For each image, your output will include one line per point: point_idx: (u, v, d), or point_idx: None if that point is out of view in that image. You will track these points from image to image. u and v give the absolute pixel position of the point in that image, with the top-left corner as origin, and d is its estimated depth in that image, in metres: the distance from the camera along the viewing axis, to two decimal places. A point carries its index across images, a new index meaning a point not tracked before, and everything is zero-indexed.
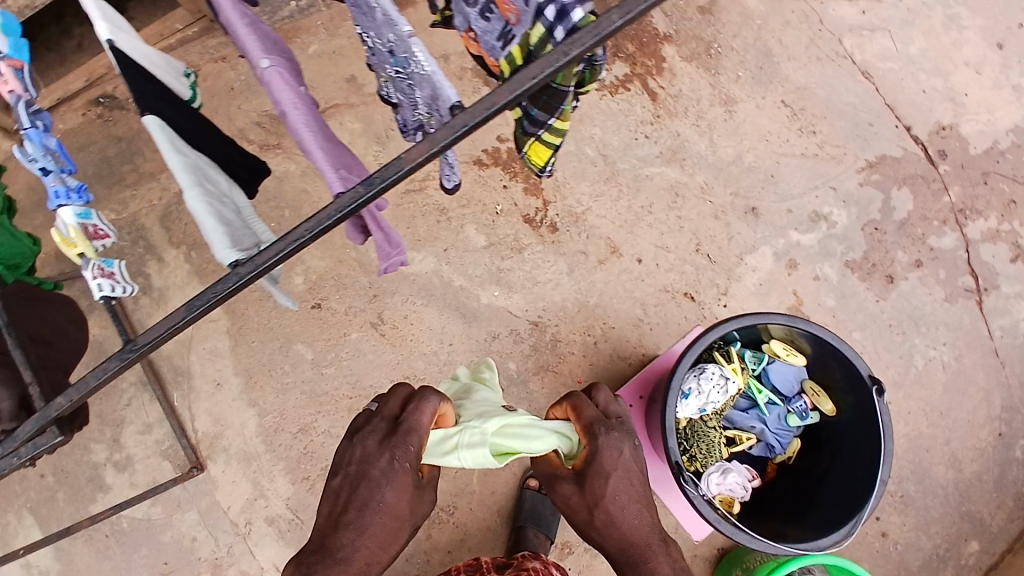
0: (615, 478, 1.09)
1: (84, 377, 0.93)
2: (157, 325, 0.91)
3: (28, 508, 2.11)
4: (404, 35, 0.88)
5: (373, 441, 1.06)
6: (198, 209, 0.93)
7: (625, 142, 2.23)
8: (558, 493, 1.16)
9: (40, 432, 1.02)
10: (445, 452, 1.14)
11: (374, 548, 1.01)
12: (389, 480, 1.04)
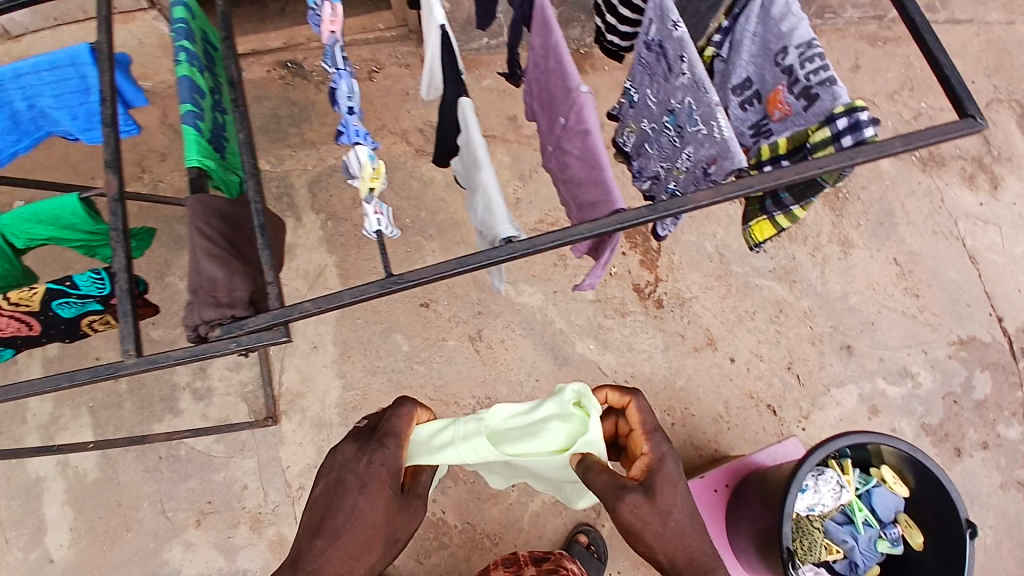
0: (672, 488, 1.18)
1: (342, 291, 1.02)
2: (429, 267, 1.02)
3: (92, 407, 2.15)
4: (712, 103, 1.03)
5: (350, 448, 1.17)
6: (489, 184, 1.06)
7: (744, 249, 2.32)
8: (628, 504, 1.14)
9: (270, 327, 1.05)
10: (449, 442, 1.24)
11: (347, 558, 1.13)
12: (363, 488, 1.14)
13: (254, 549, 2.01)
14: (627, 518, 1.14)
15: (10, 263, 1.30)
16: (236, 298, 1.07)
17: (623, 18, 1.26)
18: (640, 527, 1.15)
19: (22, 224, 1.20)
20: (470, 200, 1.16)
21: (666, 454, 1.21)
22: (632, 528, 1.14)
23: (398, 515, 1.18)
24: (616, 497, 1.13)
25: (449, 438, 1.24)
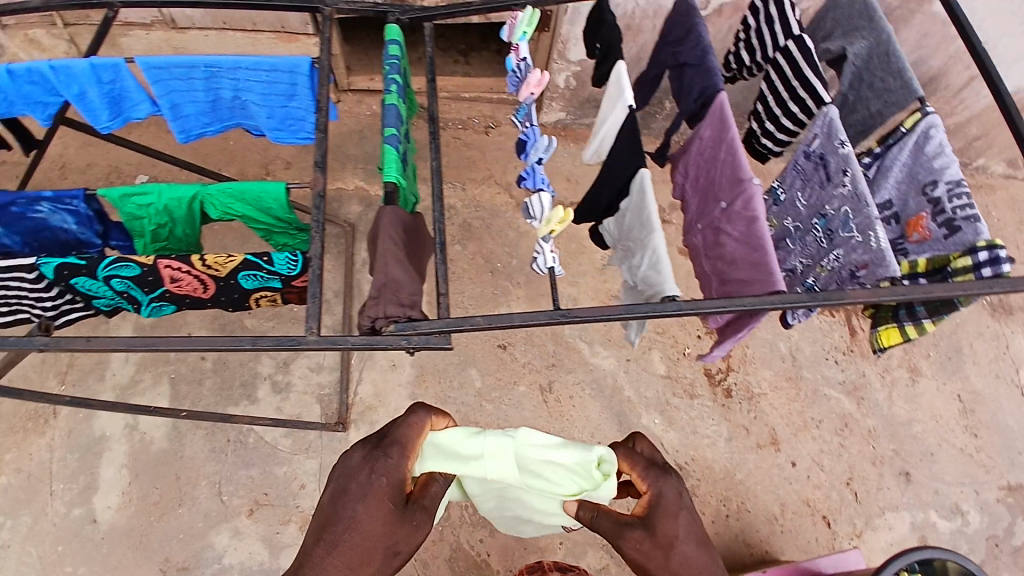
0: (673, 520, 1.22)
1: (515, 314, 1.17)
2: (597, 309, 1.15)
3: (171, 378, 2.24)
4: (870, 217, 1.18)
5: (358, 455, 1.18)
6: (659, 249, 1.17)
7: (817, 356, 2.41)
8: (628, 543, 1.22)
9: (441, 333, 1.21)
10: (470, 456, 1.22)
11: (345, 569, 1.12)
12: (363, 498, 1.14)
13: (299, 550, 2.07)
14: (631, 554, 1.22)
15: (191, 230, 1.41)
16: (415, 301, 1.25)
17: (782, 127, 1.45)
18: (645, 562, 1.22)
19: (226, 198, 1.32)
20: (630, 260, 1.29)
21: (666, 489, 1.23)
22: (637, 562, 1.22)
23: (400, 527, 1.16)
24: (619, 537, 1.22)
25: (471, 451, 1.22)
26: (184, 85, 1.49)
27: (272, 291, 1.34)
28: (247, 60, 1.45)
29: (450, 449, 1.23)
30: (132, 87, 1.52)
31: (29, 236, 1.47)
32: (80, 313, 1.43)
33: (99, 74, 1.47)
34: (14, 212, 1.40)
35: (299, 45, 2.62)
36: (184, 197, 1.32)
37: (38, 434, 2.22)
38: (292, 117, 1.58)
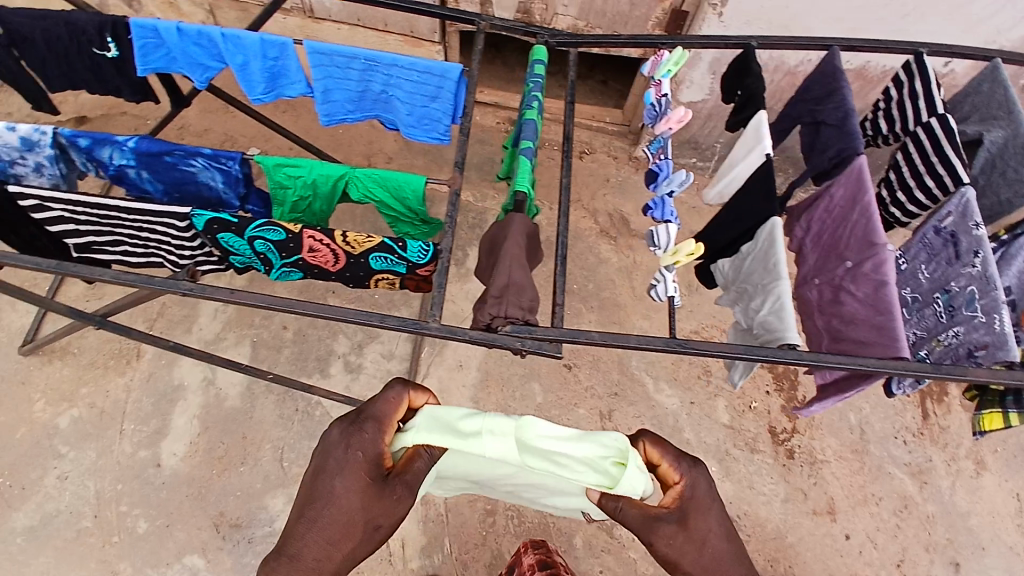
0: (704, 514, 1.14)
1: (632, 336, 1.19)
2: (714, 344, 1.18)
3: (253, 341, 2.37)
4: (998, 300, 1.21)
5: (336, 430, 1.14)
6: (786, 299, 1.22)
7: (886, 433, 2.35)
8: (660, 538, 1.12)
9: (556, 342, 1.26)
10: (466, 436, 1.14)
11: (324, 544, 1.08)
12: (342, 472, 1.11)
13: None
14: (665, 552, 1.11)
15: (328, 206, 1.52)
16: (534, 306, 1.28)
17: (913, 199, 1.46)
18: (678, 559, 1.12)
19: (370, 183, 1.44)
20: (746, 303, 1.35)
21: (695, 478, 1.17)
22: (669, 560, 1.11)
23: (378, 503, 1.11)
24: (649, 531, 1.11)
25: (469, 430, 1.14)
26: (341, 72, 1.61)
27: (394, 274, 1.45)
28: (404, 58, 1.56)
29: (447, 425, 1.17)
30: (290, 65, 1.63)
31: (171, 185, 1.57)
32: (212, 265, 1.53)
33: (267, 49, 1.59)
34: (168, 162, 1.50)
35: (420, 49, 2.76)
36: (332, 175, 1.43)
37: (119, 372, 2.34)
38: (429, 117, 1.69)
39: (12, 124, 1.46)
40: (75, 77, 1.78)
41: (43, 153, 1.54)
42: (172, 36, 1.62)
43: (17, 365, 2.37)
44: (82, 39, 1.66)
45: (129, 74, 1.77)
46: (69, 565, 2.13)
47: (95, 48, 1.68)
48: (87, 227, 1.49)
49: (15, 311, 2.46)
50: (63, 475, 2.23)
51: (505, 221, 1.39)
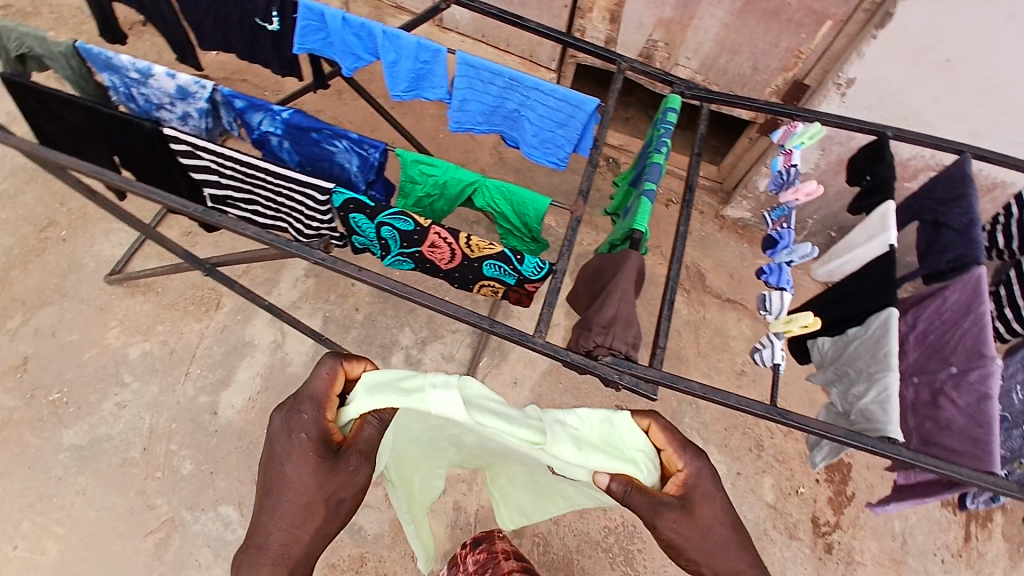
0: (705, 500, 1.17)
1: (737, 396, 1.23)
2: (814, 423, 1.23)
3: (324, 313, 2.60)
4: None
5: (277, 418, 1.19)
6: (892, 392, 1.25)
7: (927, 548, 2.29)
8: (662, 522, 1.13)
9: (656, 384, 1.30)
10: (407, 394, 1.12)
11: (289, 528, 1.14)
12: (289, 456, 1.15)
13: (376, 513, 2.26)
14: (671, 537, 1.14)
15: (449, 207, 1.61)
16: (634, 345, 1.31)
17: (1020, 315, 1.47)
18: (683, 543, 1.15)
19: (498, 195, 1.51)
20: (846, 386, 1.39)
21: (701, 466, 1.19)
22: (673, 544, 1.14)
23: (333, 478, 1.16)
24: (655, 516, 1.13)
25: (410, 388, 1.13)
26: (483, 85, 1.69)
27: (502, 283, 1.54)
28: (547, 84, 1.64)
29: (389, 384, 1.15)
30: (438, 69, 1.72)
31: (307, 158, 1.66)
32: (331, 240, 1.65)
33: (422, 53, 1.67)
34: (313, 138, 1.59)
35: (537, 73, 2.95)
36: (466, 181, 1.51)
37: (197, 318, 2.47)
38: (553, 142, 1.78)
39: (178, 75, 1.53)
40: (228, 40, 1.87)
41: (197, 105, 1.60)
42: (330, 22, 1.68)
43: (101, 291, 2.50)
44: (248, 8, 1.75)
45: (279, 48, 1.85)
46: (109, 490, 2.21)
47: (257, 18, 1.77)
48: (228, 182, 1.60)
49: (108, 241, 2.60)
50: (121, 403, 2.33)
51: (618, 255, 1.44)
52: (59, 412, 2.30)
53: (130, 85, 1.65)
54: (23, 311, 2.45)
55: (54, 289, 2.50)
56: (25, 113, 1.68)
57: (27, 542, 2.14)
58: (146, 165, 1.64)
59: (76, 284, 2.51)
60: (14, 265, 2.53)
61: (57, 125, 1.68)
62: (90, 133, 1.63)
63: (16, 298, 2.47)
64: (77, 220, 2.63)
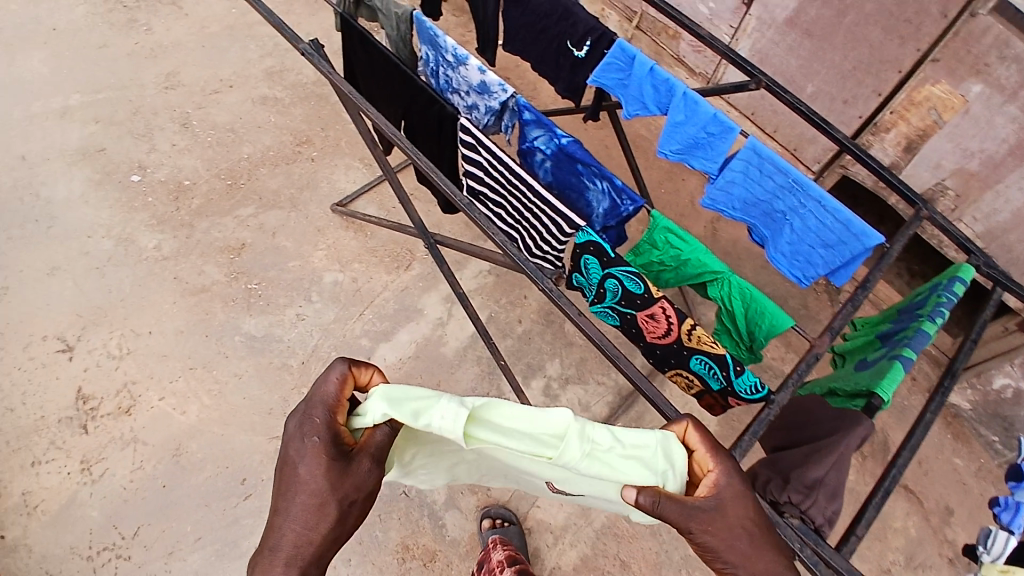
0: (735, 505, 0.99)
1: None
2: None
3: (492, 311, 2.68)
4: None
5: (289, 423, 1.03)
6: None
7: None
8: (695, 523, 0.95)
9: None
10: (412, 418, 0.94)
11: (303, 530, 1.01)
12: (302, 459, 1.00)
13: (462, 519, 2.30)
14: (706, 542, 0.96)
15: (674, 282, 1.53)
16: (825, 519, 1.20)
17: None
18: (719, 549, 0.96)
19: (735, 297, 1.42)
20: None
21: (729, 467, 1.02)
22: (713, 552, 0.96)
23: (346, 482, 1.01)
24: (687, 518, 0.95)
25: (411, 410, 0.94)
26: (761, 178, 1.61)
27: (702, 383, 1.46)
28: (833, 201, 1.52)
29: (390, 399, 0.96)
30: (719, 146, 1.65)
31: (559, 182, 1.69)
32: (548, 264, 1.75)
33: (713, 126, 1.62)
34: (576, 169, 1.61)
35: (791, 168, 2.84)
36: (711, 267, 1.42)
37: (388, 271, 2.68)
38: (807, 258, 1.67)
39: (490, 74, 1.63)
40: (532, 50, 2.00)
41: (492, 102, 1.71)
42: (635, 68, 1.71)
43: (324, 214, 2.80)
44: (566, 29, 1.84)
45: (573, 73, 1.93)
46: (258, 385, 2.39)
47: (570, 42, 1.85)
48: (487, 182, 1.69)
49: (346, 175, 2.91)
50: (301, 316, 2.55)
51: (845, 415, 1.32)
52: (250, 300, 2.56)
53: (440, 64, 1.79)
54: (259, 205, 2.79)
55: (290, 198, 2.83)
56: (346, 54, 1.88)
57: (177, 398, 2.34)
58: (424, 136, 1.77)
59: (308, 201, 2.83)
60: (266, 165, 2.90)
61: (366, 71, 1.85)
62: (391, 90, 1.79)
63: (257, 192, 2.82)
64: (329, 147, 2.98)
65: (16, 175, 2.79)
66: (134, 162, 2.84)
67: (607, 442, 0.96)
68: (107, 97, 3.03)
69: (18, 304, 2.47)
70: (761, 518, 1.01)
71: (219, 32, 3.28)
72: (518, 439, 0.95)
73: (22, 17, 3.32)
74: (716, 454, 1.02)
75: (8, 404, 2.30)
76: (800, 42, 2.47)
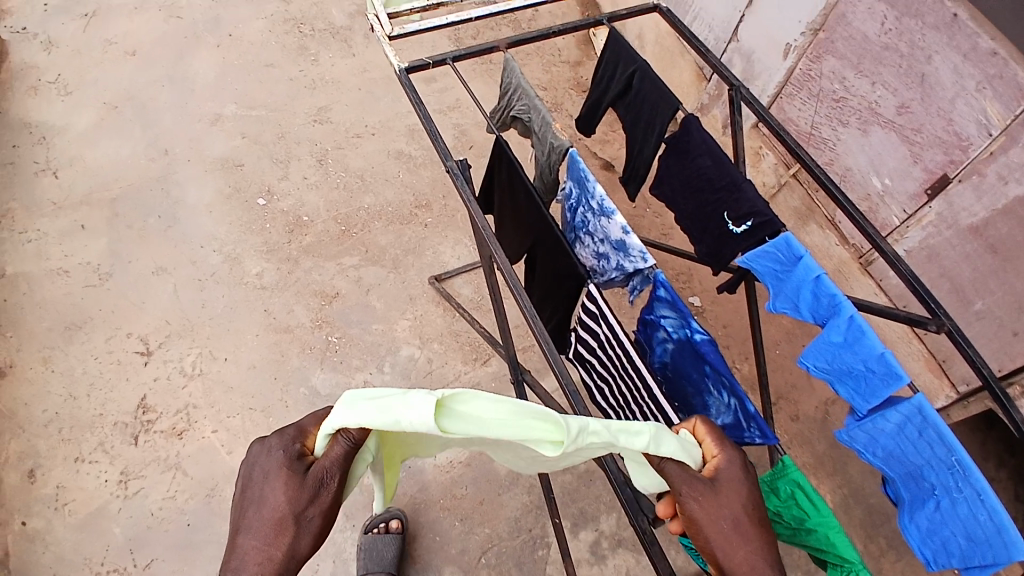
0: (730, 490, 1.06)
1: None
2: None
3: None
4: None
5: (257, 444, 1.01)
6: None
7: None
8: (686, 485, 1.03)
9: None
10: (388, 423, 0.90)
11: (262, 547, 0.95)
12: (263, 479, 0.97)
13: None
14: (691, 508, 1.03)
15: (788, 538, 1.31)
16: None
17: None
18: (704, 520, 1.02)
19: None
20: None
21: (736, 459, 1.09)
22: (694, 517, 1.03)
23: (304, 492, 0.96)
24: (681, 478, 1.03)
25: (383, 411, 0.91)
26: (915, 441, 1.40)
27: None
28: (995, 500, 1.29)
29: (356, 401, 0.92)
30: (878, 386, 1.44)
31: (675, 367, 1.52)
32: None
33: (878, 364, 1.41)
34: (702, 369, 1.43)
35: (931, 378, 2.60)
36: (839, 550, 1.21)
37: (465, 361, 2.59)
38: (943, 542, 1.38)
39: (635, 242, 1.48)
40: (682, 201, 1.80)
41: (629, 264, 1.55)
42: (799, 269, 1.52)
43: (421, 283, 2.78)
44: (726, 199, 1.64)
45: (720, 243, 1.72)
46: None
47: (728, 213, 1.65)
48: (600, 358, 1.58)
49: (452, 249, 2.90)
50: (368, 382, 2.49)
51: None
52: (326, 352, 2.53)
53: (580, 203, 1.67)
54: (364, 257, 2.82)
55: (393, 258, 2.84)
56: (489, 169, 1.82)
57: (229, 435, 2.30)
58: (546, 280, 1.69)
59: (409, 265, 2.83)
60: (381, 220, 2.94)
61: (503, 191, 1.78)
62: (525, 219, 1.70)
63: (366, 244, 2.86)
64: (444, 217, 3.00)
65: (156, 168, 2.94)
66: (264, 186, 2.94)
67: (600, 428, 1.00)
68: (259, 115, 3.18)
69: (119, 296, 2.56)
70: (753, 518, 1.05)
71: (376, 79, 3.42)
72: (503, 424, 0.98)
73: (208, 21, 3.56)
74: (724, 443, 1.10)
75: (76, 391, 2.35)
76: (981, 254, 2.21)
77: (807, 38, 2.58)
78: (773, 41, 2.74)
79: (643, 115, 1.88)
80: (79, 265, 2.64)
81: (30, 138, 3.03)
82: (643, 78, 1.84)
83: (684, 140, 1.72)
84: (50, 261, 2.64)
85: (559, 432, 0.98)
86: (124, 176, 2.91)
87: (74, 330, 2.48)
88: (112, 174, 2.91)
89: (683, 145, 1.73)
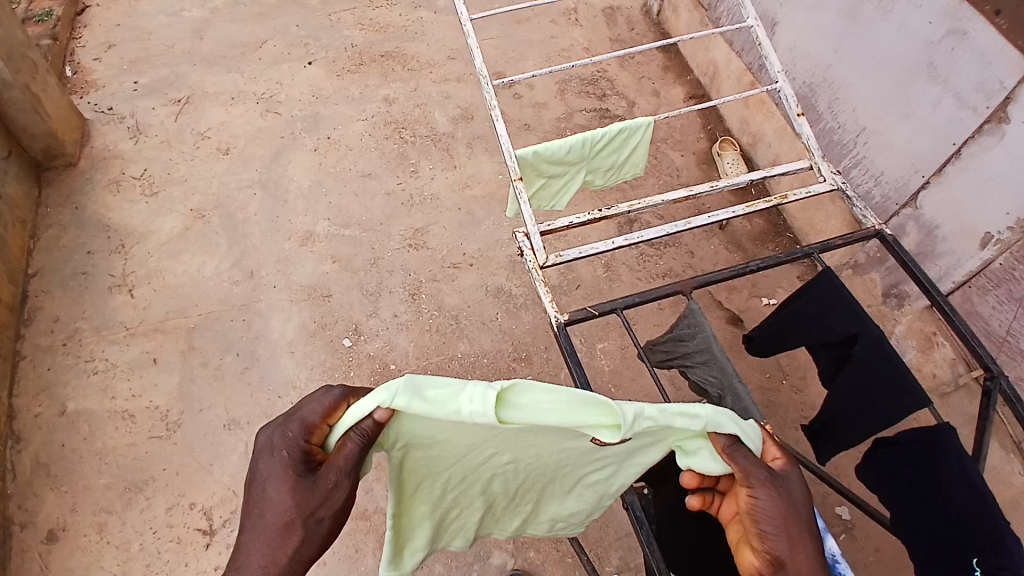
0: (795, 487, 1.21)
1: None
2: None
3: None
4: None
5: (262, 439, 1.17)
6: None
7: None
8: (755, 467, 1.18)
9: None
10: (450, 410, 1.08)
11: (269, 549, 1.11)
12: (270, 478, 1.13)
13: None
14: (759, 491, 1.17)
15: None
16: None
17: None
18: (769, 500, 1.16)
19: None
20: None
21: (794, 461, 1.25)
22: (761, 500, 1.16)
23: (310, 499, 1.12)
24: (751, 461, 1.18)
25: (442, 399, 1.09)
26: None
27: None
28: None
29: (414, 389, 1.10)
30: None
31: None
32: None
33: None
34: None
35: None
36: None
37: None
38: None
39: None
40: (906, 515, 1.43)
41: None
42: None
43: None
44: (980, 546, 1.29)
45: None
46: None
47: (979, 563, 1.29)
48: None
49: None
50: None
51: None
52: None
53: None
54: None
55: None
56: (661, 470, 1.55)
57: None
58: None
59: None
60: (475, 376, 2.62)
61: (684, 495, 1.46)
62: None
63: None
64: (546, 375, 2.65)
65: (239, 293, 2.71)
66: (351, 325, 2.68)
67: (655, 415, 1.16)
68: (352, 235, 2.94)
69: (182, 453, 2.32)
70: (812, 524, 1.17)
71: (479, 197, 3.12)
72: (556, 413, 1.11)
73: (306, 118, 3.34)
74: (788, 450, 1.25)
75: (131, 572, 2.12)
76: None
77: (1016, 234, 2.15)
78: (966, 225, 2.32)
79: (865, 389, 1.51)
80: (147, 409, 2.41)
81: (108, 243, 2.84)
82: (870, 346, 1.50)
83: (935, 457, 1.37)
84: (115, 400, 2.42)
85: (614, 420, 1.13)
86: (205, 299, 2.68)
87: (134, 492, 2.25)
88: (191, 296, 2.69)
89: (930, 459, 1.38)
